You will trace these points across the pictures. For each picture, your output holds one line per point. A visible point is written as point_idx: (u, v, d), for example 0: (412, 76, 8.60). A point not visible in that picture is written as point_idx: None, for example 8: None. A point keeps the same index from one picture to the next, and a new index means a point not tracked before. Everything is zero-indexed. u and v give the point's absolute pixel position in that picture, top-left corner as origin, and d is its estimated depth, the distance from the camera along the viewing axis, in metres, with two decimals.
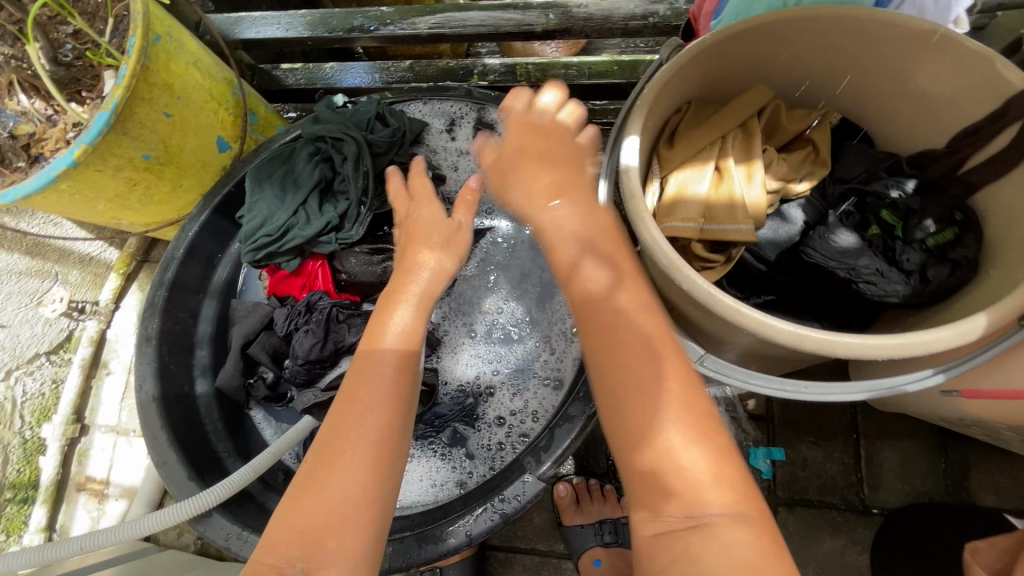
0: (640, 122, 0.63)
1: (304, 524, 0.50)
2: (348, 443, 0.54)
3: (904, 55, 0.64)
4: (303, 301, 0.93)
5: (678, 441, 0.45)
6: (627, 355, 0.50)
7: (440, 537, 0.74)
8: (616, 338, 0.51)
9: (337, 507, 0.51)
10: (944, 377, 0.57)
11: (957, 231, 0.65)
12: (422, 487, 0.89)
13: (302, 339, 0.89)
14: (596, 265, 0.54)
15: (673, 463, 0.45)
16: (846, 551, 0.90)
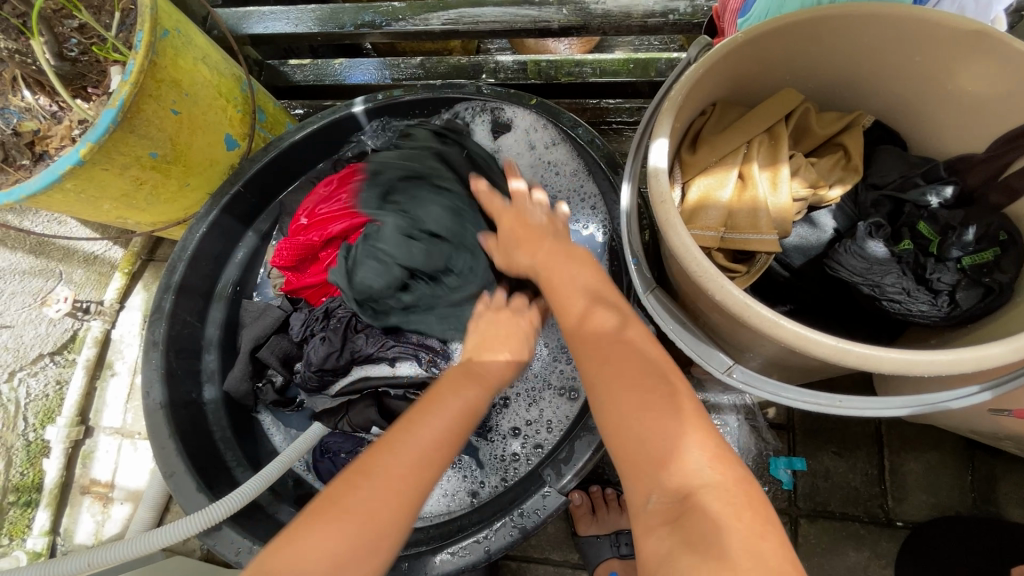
0: (668, 125, 0.60)
1: (339, 551, 0.51)
2: (382, 471, 0.56)
3: (945, 56, 0.61)
4: (321, 307, 0.89)
5: (679, 440, 0.49)
6: (630, 378, 0.55)
7: (455, 552, 0.72)
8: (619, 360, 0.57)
9: (368, 532, 0.52)
10: (991, 396, 0.55)
11: (997, 251, 0.60)
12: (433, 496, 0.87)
13: (320, 346, 0.86)
14: (605, 312, 0.62)
15: (672, 457, 0.48)
16: (869, 565, 0.88)
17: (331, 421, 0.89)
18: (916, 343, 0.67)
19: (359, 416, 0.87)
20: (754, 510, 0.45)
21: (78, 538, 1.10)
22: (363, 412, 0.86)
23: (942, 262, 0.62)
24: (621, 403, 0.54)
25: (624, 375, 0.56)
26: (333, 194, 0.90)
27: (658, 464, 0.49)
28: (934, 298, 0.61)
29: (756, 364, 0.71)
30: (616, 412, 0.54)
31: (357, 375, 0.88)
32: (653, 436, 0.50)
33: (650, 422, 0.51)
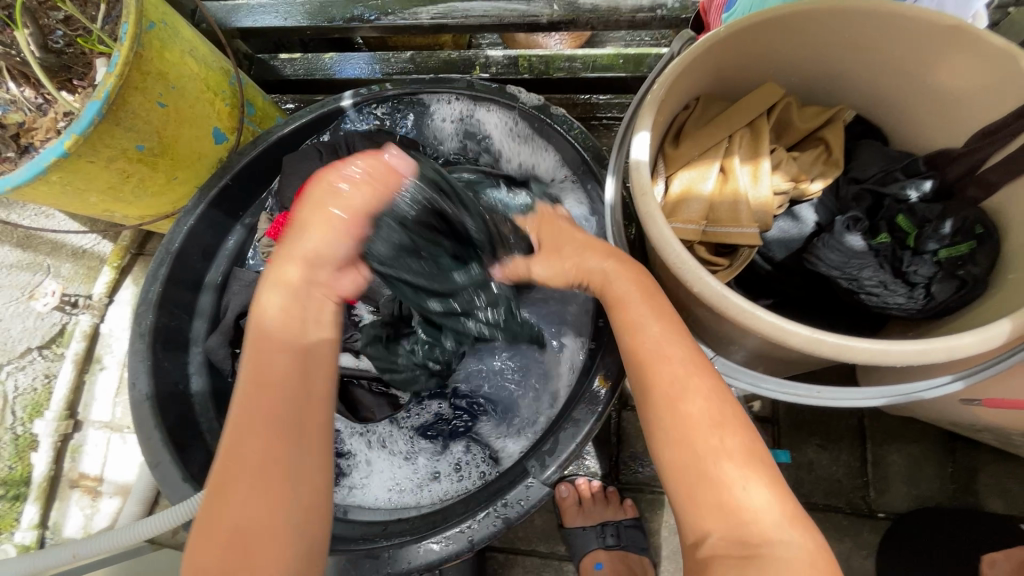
0: (651, 119, 0.61)
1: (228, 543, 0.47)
2: (249, 436, 0.50)
3: (922, 51, 0.62)
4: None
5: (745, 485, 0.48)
6: (681, 407, 0.52)
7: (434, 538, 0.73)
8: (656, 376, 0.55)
9: (253, 494, 0.48)
10: (963, 385, 0.56)
11: (973, 245, 0.61)
12: (395, 488, 0.88)
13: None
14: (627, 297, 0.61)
15: (741, 502, 0.48)
16: (851, 555, 0.89)
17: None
18: (895, 337, 0.68)
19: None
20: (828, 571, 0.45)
21: (66, 532, 1.10)
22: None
23: (919, 254, 0.63)
24: (667, 433, 0.52)
25: (673, 400, 0.53)
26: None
27: (728, 506, 0.48)
28: (911, 291, 0.62)
29: (740, 357, 0.72)
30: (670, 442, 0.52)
31: None
32: (713, 475, 0.49)
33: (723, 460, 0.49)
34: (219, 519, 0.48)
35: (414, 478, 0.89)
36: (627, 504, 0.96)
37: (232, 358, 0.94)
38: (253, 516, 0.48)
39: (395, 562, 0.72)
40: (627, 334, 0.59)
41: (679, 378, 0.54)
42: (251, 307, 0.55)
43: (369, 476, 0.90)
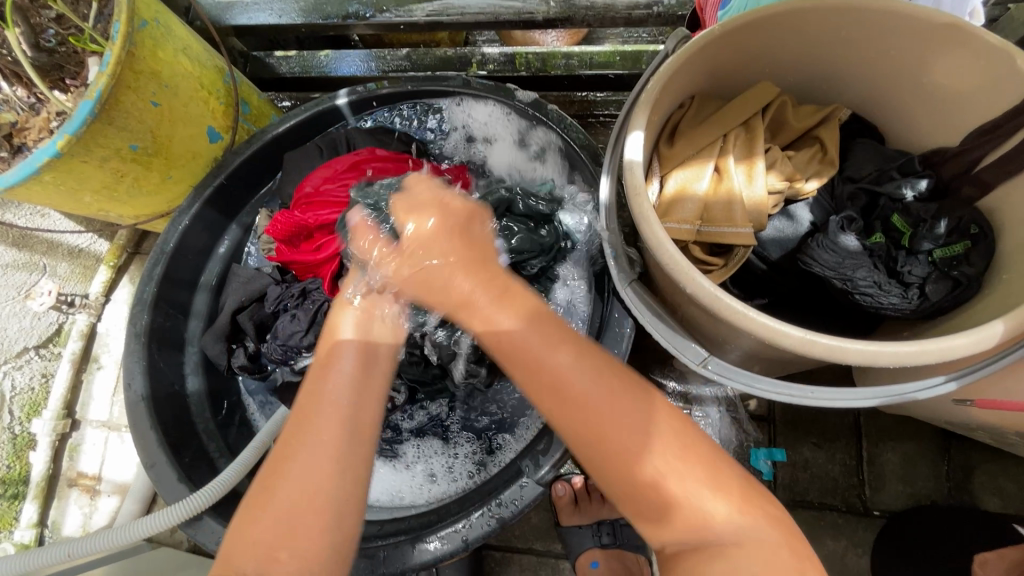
0: (644, 119, 0.60)
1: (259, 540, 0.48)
2: (306, 440, 0.52)
3: (918, 49, 0.62)
4: (298, 286, 0.91)
5: (688, 490, 0.47)
6: (608, 429, 0.49)
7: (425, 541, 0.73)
8: (571, 408, 0.50)
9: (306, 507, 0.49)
10: (957, 386, 0.56)
11: (967, 245, 0.61)
12: (383, 489, 0.88)
13: (289, 324, 0.88)
14: (490, 304, 0.55)
15: (687, 504, 0.47)
16: (846, 554, 0.89)
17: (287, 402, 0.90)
18: (890, 337, 0.67)
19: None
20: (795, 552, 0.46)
21: (65, 531, 1.10)
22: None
23: (913, 255, 0.63)
24: (599, 458, 0.50)
25: (596, 426, 0.49)
26: (340, 175, 0.91)
27: (677, 515, 0.47)
28: (905, 291, 0.62)
29: (735, 357, 0.72)
30: (607, 465, 0.49)
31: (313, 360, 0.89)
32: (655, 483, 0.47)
33: (662, 470, 0.48)
34: (269, 495, 0.50)
35: (414, 481, 0.88)
36: None
37: (227, 353, 0.93)
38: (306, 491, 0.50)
39: (392, 561, 0.72)
40: (543, 370, 0.52)
41: (592, 391, 0.50)
42: (327, 327, 0.63)
43: (369, 477, 0.89)
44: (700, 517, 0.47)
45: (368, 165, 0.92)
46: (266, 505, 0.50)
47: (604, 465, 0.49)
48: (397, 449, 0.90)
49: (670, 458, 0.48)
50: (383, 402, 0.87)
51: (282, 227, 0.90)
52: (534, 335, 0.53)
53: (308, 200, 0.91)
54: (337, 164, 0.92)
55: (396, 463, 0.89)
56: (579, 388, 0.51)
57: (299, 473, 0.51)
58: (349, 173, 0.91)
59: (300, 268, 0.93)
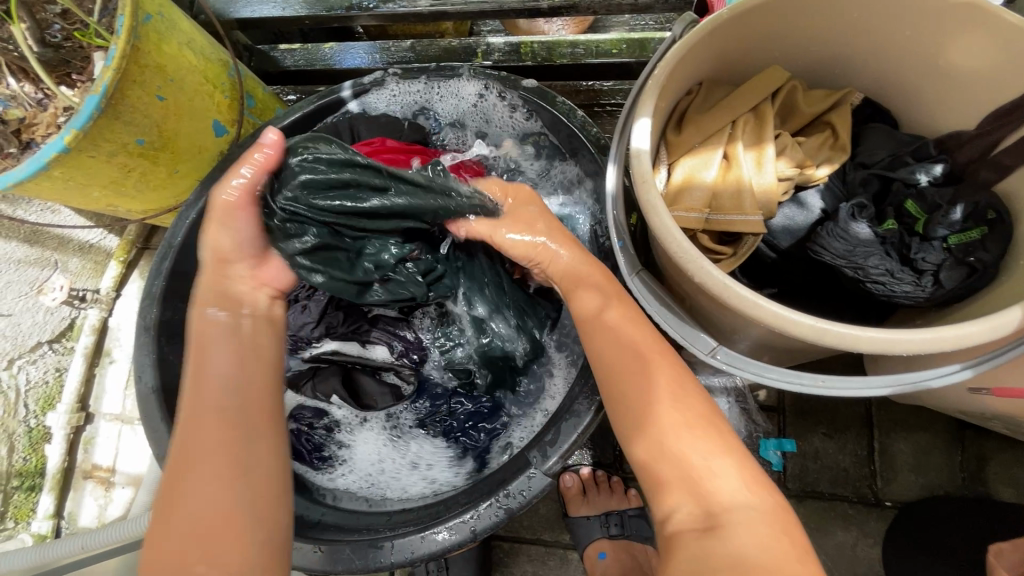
0: (652, 104, 0.59)
1: (187, 533, 0.53)
2: (195, 442, 0.57)
3: (935, 29, 0.60)
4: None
5: (710, 457, 0.53)
6: (643, 401, 0.58)
7: (429, 532, 0.73)
8: (623, 370, 0.60)
9: (218, 506, 0.54)
10: (973, 373, 0.55)
11: (984, 231, 0.60)
12: (372, 467, 0.90)
13: (300, 315, 0.91)
14: (591, 296, 0.68)
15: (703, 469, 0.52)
16: (857, 544, 0.89)
17: (301, 390, 0.92)
18: (903, 324, 0.66)
19: (323, 385, 0.90)
20: (793, 536, 0.48)
21: (81, 522, 1.12)
22: (324, 381, 0.90)
23: (927, 242, 0.62)
24: (635, 421, 0.58)
25: (640, 388, 0.59)
26: None
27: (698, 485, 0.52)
28: (919, 278, 0.61)
29: (745, 347, 0.71)
30: (638, 432, 0.57)
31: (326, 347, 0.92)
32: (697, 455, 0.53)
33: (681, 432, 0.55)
34: (178, 499, 0.55)
35: (402, 463, 0.90)
36: (630, 493, 0.97)
37: None
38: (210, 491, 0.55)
39: (398, 551, 0.73)
40: (597, 326, 0.65)
41: (640, 357, 0.61)
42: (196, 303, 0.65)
43: (369, 469, 0.90)
44: (725, 500, 0.50)
45: (380, 156, 0.90)
46: (166, 533, 0.53)
47: (636, 424, 0.58)
48: (399, 441, 0.92)
49: (698, 431, 0.55)
50: (388, 391, 0.91)
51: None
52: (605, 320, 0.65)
53: None
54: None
55: (398, 459, 0.91)
56: (629, 360, 0.61)
57: (198, 482, 0.55)
58: None
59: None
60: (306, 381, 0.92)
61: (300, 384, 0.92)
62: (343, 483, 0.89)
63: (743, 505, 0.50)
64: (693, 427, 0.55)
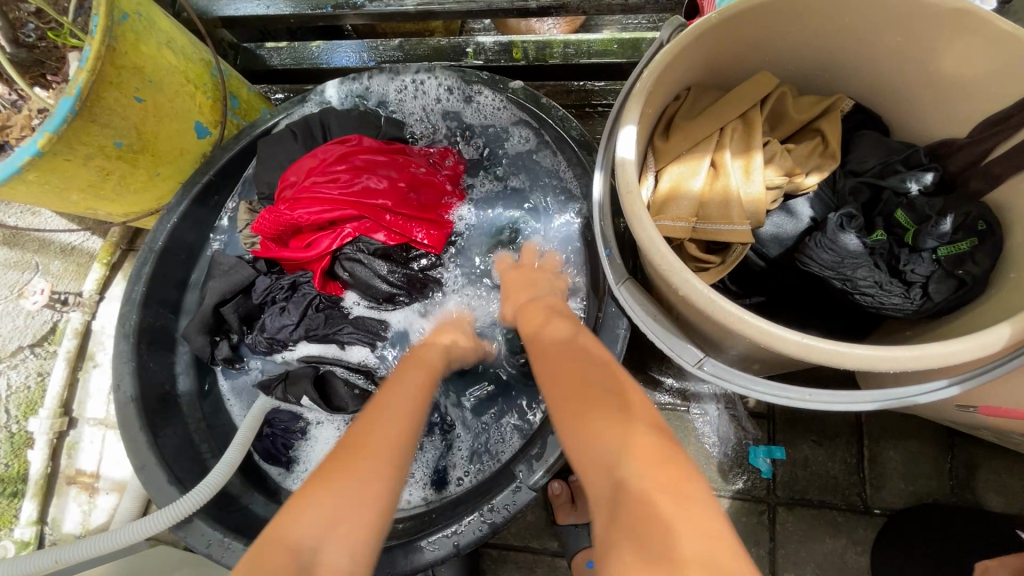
0: (638, 111, 0.58)
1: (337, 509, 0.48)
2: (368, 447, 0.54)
3: (925, 35, 0.59)
4: (287, 278, 0.94)
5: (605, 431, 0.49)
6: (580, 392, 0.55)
7: (410, 550, 0.72)
8: (560, 366, 0.60)
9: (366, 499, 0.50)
10: (960, 391, 0.54)
11: (975, 242, 0.58)
12: None
13: (279, 317, 0.92)
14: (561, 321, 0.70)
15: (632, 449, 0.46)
16: (846, 552, 0.88)
17: (270, 393, 0.92)
18: (891, 334, 0.65)
19: (294, 388, 0.89)
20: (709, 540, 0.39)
21: (65, 528, 1.09)
22: (296, 383, 0.89)
23: (917, 253, 0.61)
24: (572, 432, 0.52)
25: (573, 379, 0.56)
26: (329, 167, 0.88)
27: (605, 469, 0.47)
28: (908, 290, 0.60)
29: (732, 357, 0.69)
30: (567, 423, 0.53)
31: (298, 350, 0.96)
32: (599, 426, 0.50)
33: (601, 419, 0.50)
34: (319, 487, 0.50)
35: None
36: None
37: (210, 346, 0.93)
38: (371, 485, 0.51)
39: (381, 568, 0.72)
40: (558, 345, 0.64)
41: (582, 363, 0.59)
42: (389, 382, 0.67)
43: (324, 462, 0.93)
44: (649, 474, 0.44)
45: (357, 157, 0.89)
46: (302, 509, 0.48)
47: (562, 414, 0.54)
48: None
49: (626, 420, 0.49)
50: (359, 397, 0.90)
51: (269, 224, 0.88)
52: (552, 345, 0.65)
53: (294, 196, 0.88)
54: (323, 154, 0.89)
55: None
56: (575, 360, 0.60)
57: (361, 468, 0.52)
58: (339, 165, 0.88)
59: (288, 262, 0.93)
60: (278, 384, 0.92)
61: (272, 388, 0.92)
62: None
63: (660, 480, 0.43)
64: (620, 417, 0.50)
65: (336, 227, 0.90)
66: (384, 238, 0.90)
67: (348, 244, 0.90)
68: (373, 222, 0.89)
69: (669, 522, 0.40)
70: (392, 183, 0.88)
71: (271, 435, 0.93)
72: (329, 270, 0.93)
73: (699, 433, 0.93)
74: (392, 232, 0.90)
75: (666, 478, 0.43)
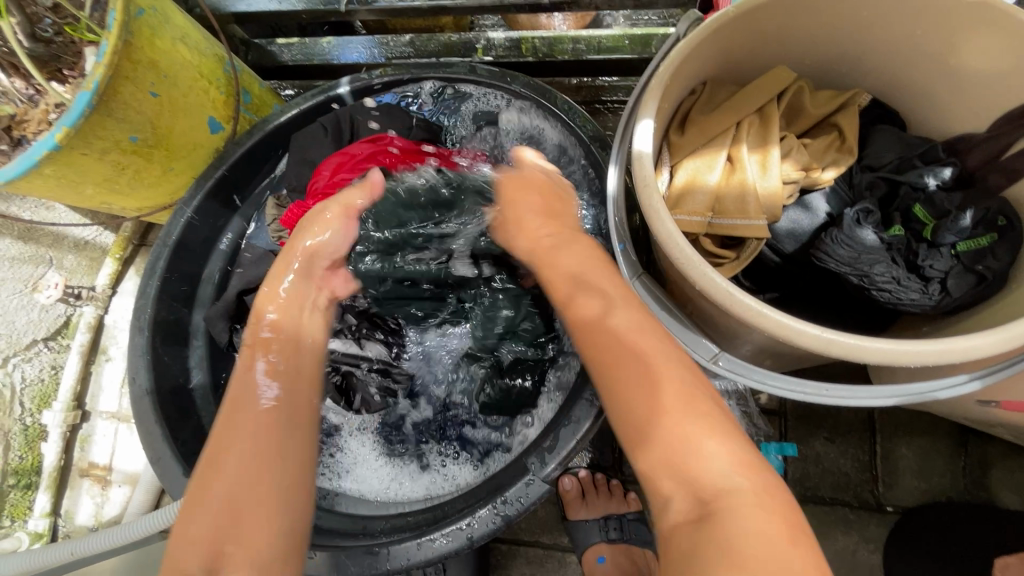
0: (655, 104, 0.57)
1: (207, 530, 0.52)
2: (226, 457, 0.56)
3: (942, 31, 0.59)
4: (308, 274, 0.88)
5: (685, 425, 0.50)
6: (647, 399, 0.52)
7: (425, 540, 0.72)
8: (614, 367, 0.56)
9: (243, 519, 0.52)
10: (981, 385, 0.55)
11: (994, 237, 0.59)
12: (377, 477, 0.91)
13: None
14: (589, 296, 0.62)
15: (698, 466, 0.48)
16: (858, 549, 0.88)
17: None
18: (906, 331, 0.66)
19: None
20: (785, 514, 0.45)
21: (79, 521, 1.10)
22: None
23: (935, 248, 0.60)
24: (652, 451, 0.50)
25: (632, 378, 0.54)
26: (358, 165, 0.85)
27: (685, 465, 0.48)
28: (926, 286, 0.60)
29: (745, 352, 0.69)
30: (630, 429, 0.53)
31: None
32: (687, 445, 0.49)
33: (685, 429, 0.50)
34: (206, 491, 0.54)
35: (406, 475, 0.90)
36: (629, 497, 0.96)
37: (229, 332, 0.92)
38: (241, 485, 0.54)
39: (395, 558, 0.72)
40: (601, 331, 0.58)
41: (637, 357, 0.55)
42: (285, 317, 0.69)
43: (362, 466, 0.92)
44: (721, 483, 0.47)
45: (385, 157, 0.86)
46: (190, 521, 0.53)
47: (638, 417, 0.52)
48: (396, 451, 0.92)
49: (695, 422, 0.50)
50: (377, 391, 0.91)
51: (297, 219, 0.87)
52: (604, 331, 0.58)
53: (322, 194, 0.85)
54: (353, 152, 0.87)
55: (403, 465, 0.91)
56: (618, 352, 0.56)
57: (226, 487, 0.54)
58: (368, 164, 0.85)
59: None
60: None
61: None
62: (349, 487, 0.91)
63: (746, 499, 0.45)
64: (699, 423, 0.50)
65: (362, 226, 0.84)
66: None
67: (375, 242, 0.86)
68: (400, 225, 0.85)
69: (741, 527, 0.44)
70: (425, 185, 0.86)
71: None
72: None
73: None
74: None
75: (752, 497, 0.45)
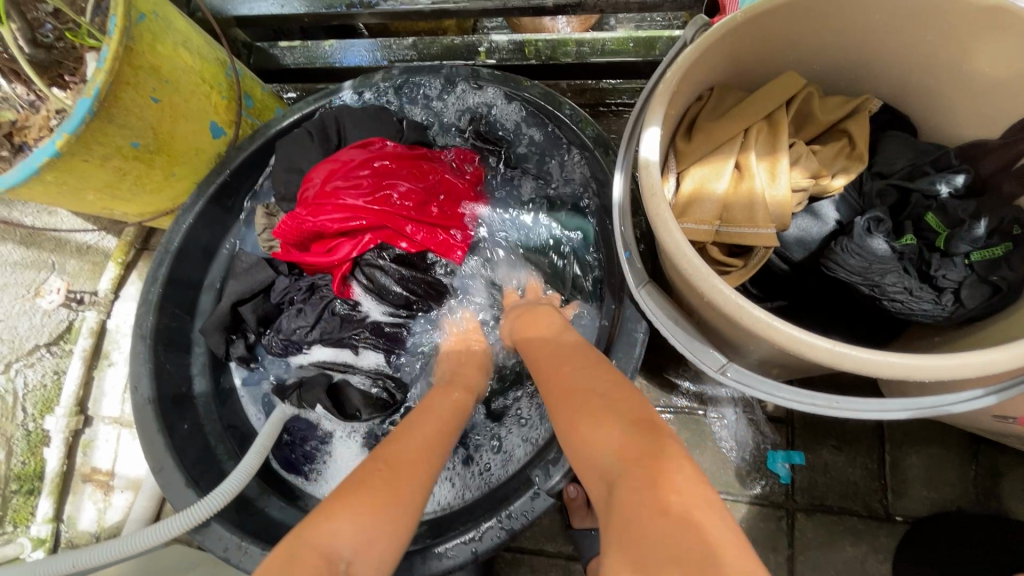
0: (662, 111, 0.56)
1: (369, 520, 0.52)
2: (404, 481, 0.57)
3: (956, 35, 0.57)
4: (306, 281, 0.93)
5: (595, 425, 0.54)
6: (578, 399, 0.58)
7: (428, 555, 0.72)
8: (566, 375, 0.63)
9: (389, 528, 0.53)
10: (996, 400, 0.54)
11: (1009, 248, 0.58)
12: None
13: (296, 318, 0.92)
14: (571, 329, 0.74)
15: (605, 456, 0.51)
16: (867, 559, 0.87)
17: (286, 399, 0.93)
18: (918, 340, 0.64)
19: (309, 395, 0.90)
20: (668, 481, 0.45)
21: (81, 526, 1.09)
22: (311, 391, 0.90)
23: (949, 257, 0.59)
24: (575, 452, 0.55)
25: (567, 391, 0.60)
26: (352, 171, 0.87)
27: (594, 456, 0.52)
28: (939, 296, 0.59)
29: (752, 362, 0.68)
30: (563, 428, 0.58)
31: (314, 353, 0.95)
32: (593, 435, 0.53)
33: (593, 427, 0.54)
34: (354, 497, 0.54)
35: None
36: None
37: (226, 344, 0.93)
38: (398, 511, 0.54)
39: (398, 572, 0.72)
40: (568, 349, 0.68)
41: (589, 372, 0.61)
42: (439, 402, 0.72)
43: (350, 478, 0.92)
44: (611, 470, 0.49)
45: (379, 161, 0.88)
46: (330, 527, 0.51)
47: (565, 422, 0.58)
48: None
49: (610, 419, 0.53)
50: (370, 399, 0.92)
51: (290, 230, 0.87)
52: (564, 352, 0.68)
53: (316, 201, 0.87)
54: (346, 158, 0.88)
55: None
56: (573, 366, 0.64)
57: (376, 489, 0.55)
58: (362, 170, 0.87)
59: (308, 264, 0.93)
60: (292, 391, 0.93)
61: (286, 396, 0.93)
62: None
63: (625, 478, 0.47)
64: (610, 420, 0.53)
65: (356, 234, 0.89)
66: (406, 247, 0.90)
67: (370, 250, 0.90)
68: (395, 232, 0.89)
69: (625, 499, 0.46)
70: (417, 194, 0.89)
71: (289, 443, 0.95)
72: (347, 274, 0.91)
73: (718, 438, 0.91)
74: (415, 241, 0.90)
75: (629, 474, 0.47)
